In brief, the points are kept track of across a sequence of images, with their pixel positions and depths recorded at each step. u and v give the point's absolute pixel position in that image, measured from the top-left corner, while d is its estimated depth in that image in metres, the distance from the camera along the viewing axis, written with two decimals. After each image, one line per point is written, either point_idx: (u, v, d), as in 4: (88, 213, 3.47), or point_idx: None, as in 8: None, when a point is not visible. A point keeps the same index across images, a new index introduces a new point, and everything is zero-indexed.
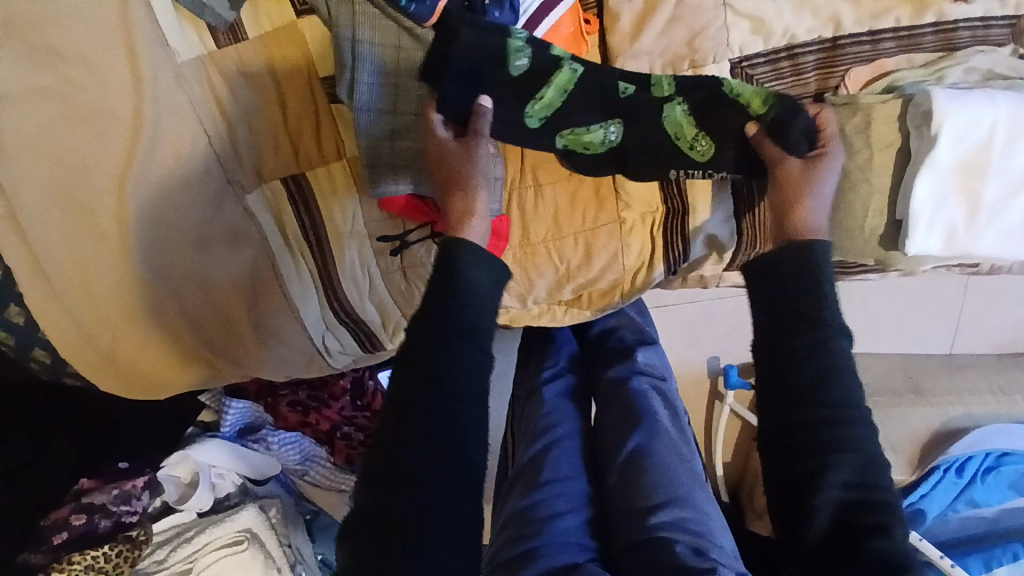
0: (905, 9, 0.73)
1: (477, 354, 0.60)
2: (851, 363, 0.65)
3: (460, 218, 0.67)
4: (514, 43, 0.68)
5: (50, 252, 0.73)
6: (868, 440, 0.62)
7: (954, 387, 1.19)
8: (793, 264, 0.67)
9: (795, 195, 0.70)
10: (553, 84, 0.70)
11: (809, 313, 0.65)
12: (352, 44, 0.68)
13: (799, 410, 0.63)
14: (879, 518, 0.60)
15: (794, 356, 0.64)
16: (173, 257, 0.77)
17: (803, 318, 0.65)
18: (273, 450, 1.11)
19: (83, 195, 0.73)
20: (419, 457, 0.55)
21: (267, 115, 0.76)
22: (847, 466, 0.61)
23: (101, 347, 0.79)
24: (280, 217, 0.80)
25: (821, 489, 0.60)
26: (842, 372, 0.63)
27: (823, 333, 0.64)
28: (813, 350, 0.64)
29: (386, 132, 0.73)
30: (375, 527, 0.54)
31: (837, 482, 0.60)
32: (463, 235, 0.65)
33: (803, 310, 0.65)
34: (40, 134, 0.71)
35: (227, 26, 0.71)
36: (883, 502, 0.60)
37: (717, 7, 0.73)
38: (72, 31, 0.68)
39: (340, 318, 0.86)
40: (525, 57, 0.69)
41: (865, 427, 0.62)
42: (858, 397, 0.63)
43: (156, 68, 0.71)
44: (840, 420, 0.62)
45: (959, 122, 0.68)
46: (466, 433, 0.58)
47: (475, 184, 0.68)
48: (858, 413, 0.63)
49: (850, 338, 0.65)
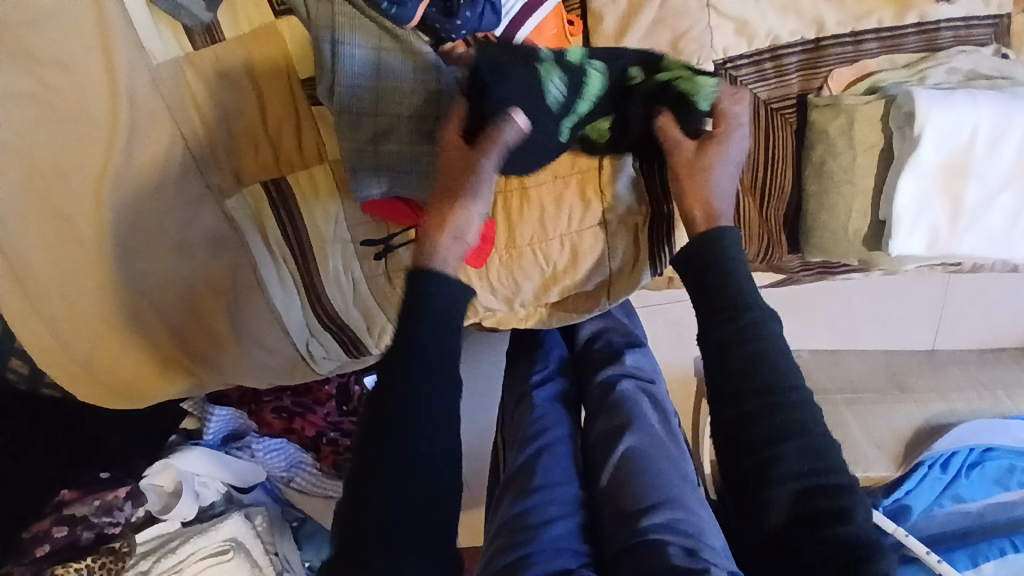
0: (887, 10, 0.74)
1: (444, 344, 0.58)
2: (785, 345, 0.64)
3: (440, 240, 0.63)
4: (545, 70, 0.66)
5: (24, 256, 0.71)
6: (813, 421, 0.60)
7: (937, 384, 1.23)
8: (706, 258, 0.68)
9: (693, 177, 0.70)
10: (585, 95, 0.69)
11: (729, 305, 0.65)
12: (332, 46, 0.66)
13: (734, 403, 0.62)
14: (839, 501, 0.57)
15: (723, 345, 0.63)
16: (151, 263, 0.75)
17: (720, 311, 0.65)
18: (257, 457, 1.12)
19: (61, 200, 0.71)
20: (379, 443, 0.55)
21: (247, 118, 0.73)
22: (793, 453, 0.58)
23: (78, 354, 0.76)
24: (262, 223, 0.78)
25: (772, 482, 0.58)
26: (776, 354, 0.62)
27: (745, 323, 0.63)
28: (737, 340, 0.63)
29: (369, 134, 0.69)
30: (347, 517, 0.54)
31: (788, 472, 0.58)
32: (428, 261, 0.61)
33: (722, 304, 0.65)
34: (11, 137, 0.68)
35: (204, 28, 0.70)
36: (840, 487, 0.57)
37: (701, 9, 0.73)
38: (41, 29, 0.66)
39: (324, 324, 0.85)
40: (558, 79, 0.67)
41: (809, 410, 0.61)
42: (795, 377, 0.62)
43: (133, 70, 0.70)
44: (781, 405, 0.60)
45: (942, 125, 0.68)
46: (447, 425, 0.57)
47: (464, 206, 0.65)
48: (799, 394, 0.61)
49: (777, 318, 0.65)
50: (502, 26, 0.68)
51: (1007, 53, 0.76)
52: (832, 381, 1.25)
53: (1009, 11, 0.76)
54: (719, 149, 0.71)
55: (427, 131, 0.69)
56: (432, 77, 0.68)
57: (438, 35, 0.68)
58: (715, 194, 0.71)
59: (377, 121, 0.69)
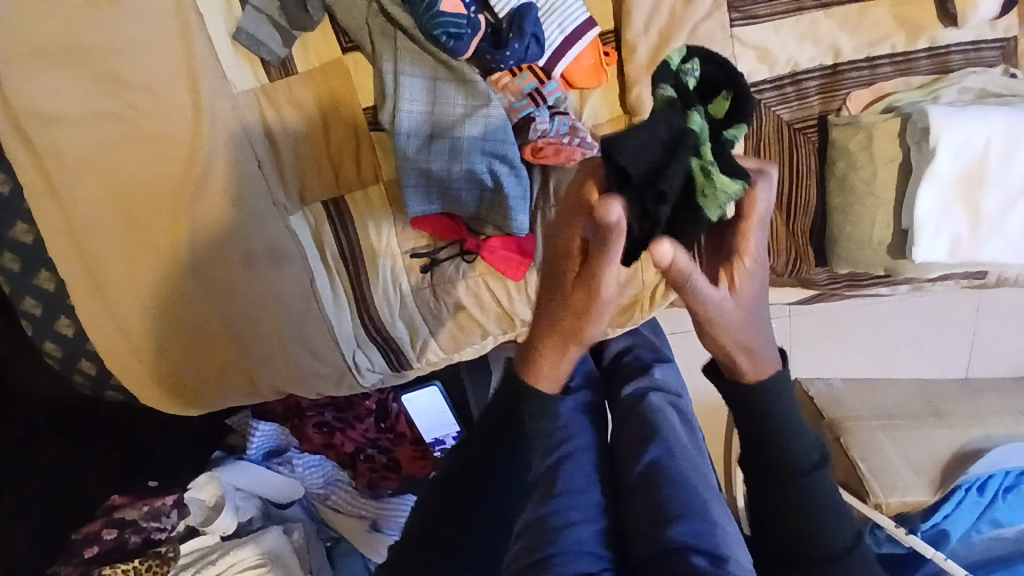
0: (899, 36, 0.78)
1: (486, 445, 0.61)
2: (831, 488, 0.63)
3: (544, 357, 0.57)
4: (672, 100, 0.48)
5: (102, 265, 0.78)
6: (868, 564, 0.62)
7: (975, 412, 1.23)
8: (768, 406, 0.60)
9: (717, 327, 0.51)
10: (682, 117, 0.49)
11: (787, 467, 0.62)
12: (394, 75, 0.73)
13: (780, 547, 0.64)
14: None
15: (768, 494, 0.63)
16: (220, 276, 0.81)
17: (770, 457, 0.62)
18: (297, 472, 1.18)
19: (142, 213, 0.77)
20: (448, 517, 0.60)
21: (312, 144, 0.80)
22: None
23: (147, 359, 0.82)
24: (321, 238, 0.85)
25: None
26: (826, 504, 0.62)
27: (804, 486, 0.61)
28: (796, 499, 0.61)
29: (423, 154, 0.74)
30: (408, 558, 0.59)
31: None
32: (530, 378, 0.59)
33: (778, 458, 0.62)
34: (96, 153, 0.74)
35: (280, 62, 0.77)
36: None
37: (725, 39, 0.76)
38: (128, 56, 0.72)
39: (371, 335, 0.91)
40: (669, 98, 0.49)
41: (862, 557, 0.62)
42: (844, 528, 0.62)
43: (215, 96, 0.75)
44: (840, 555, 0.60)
45: (955, 139, 0.73)
46: (492, 478, 0.61)
47: (587, 320, 0.51)
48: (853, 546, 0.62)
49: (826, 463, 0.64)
50: (545, 57, 0.73)
51: (1016, 73, 0.81)
52: (864, 409, 1.26)
53: (1015, 35, 0.80)
54: (749, 289, 0.51)
55: (478, 149, 0.73)
56: (483, 101, 0.72)
57: (490, 66, 0.73)
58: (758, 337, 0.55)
59: (432, 141, 0.74)
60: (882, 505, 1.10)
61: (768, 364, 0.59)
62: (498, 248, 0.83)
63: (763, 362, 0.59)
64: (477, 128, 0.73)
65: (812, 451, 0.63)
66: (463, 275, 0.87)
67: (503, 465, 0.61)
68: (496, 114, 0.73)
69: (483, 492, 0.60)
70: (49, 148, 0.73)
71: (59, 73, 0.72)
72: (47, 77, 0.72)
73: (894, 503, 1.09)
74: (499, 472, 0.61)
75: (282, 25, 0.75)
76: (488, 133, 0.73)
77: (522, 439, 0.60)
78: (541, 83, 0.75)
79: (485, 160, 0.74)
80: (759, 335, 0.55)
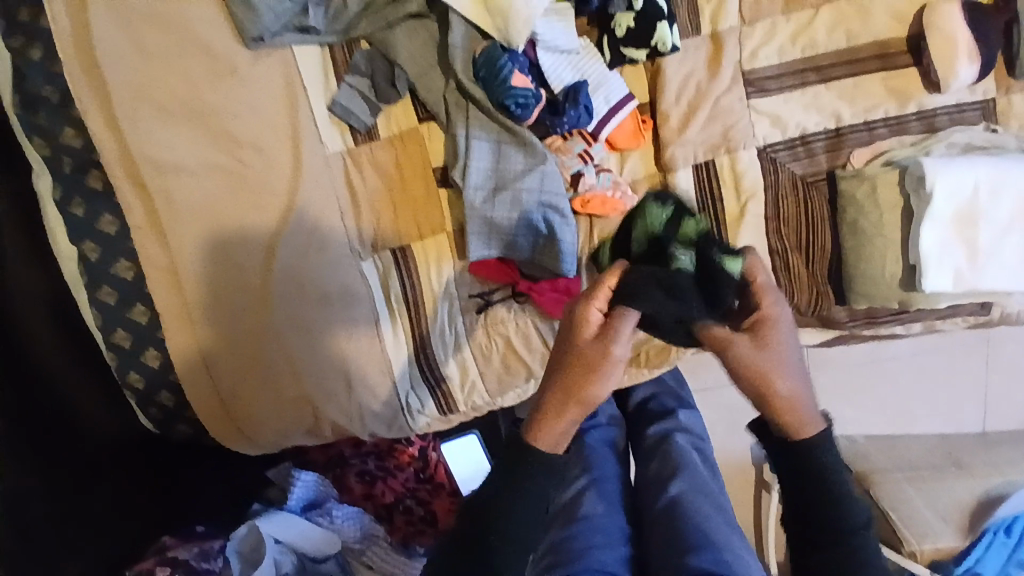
0: (891, 104, 0.92)
1: (502, 484, 0.64)
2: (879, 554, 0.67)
3: (545, 421, 0.63)
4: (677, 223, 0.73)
5: (197, 298, 0.87)
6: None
7: (994, 461, 1.26)
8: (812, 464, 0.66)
9: (759, 377, 0.61)
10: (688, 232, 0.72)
11: (838, 524, 0.66)
12: (466, 138, 0.87)
13: None
14: None
15: (811, 542, 0.67)
16: (300, 311, 0.89)
17: (821, 505, 0.66)
18: (335, 524, 1.10)
19: (236, 254, 0.87)
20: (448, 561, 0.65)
21: (388, 195, 0.92)
22: None
23: (223, 388, 0.89)
24: (387, 283, 0.94)
25: None
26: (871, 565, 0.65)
27: (852, 545, 0.65)
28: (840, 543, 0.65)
29: (488, 206, 0.88)
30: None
31: None
32: (536, 442, 0.64)
33: (823, 514, 0.67)
34: (206, 202, 0.86)
35: (366, 129, 0.90)
36: None
37: (744, 108, 0.90)
38: (242, 119, 0.85)
39: (424, 374, 0.96)
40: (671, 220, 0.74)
41: None
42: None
43: (312, 156, 0.88)
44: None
45: (949, 182, 0.84)
46: (497, 528, 0.64)
47: (594, 377, 0.60)
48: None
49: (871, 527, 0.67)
50: (593, 124, 0.87)
51: (994, 128, 0.94)
52: (888, 462, 1.28)
53: (993, 96, 0.93)
54: (776, 339, 0.61)
55: (535, 200, 0.87)
56: (540, 159, 0.86)
57: (548, 130, 0.88)
58: (796, 385, 0.63)
59: (495, 192, 0.88)
60: (916, 552, 1.13)
61: (813, 417, 0.66)
62: (547, 290, 0.91)
63: (806, 421, 0.65)
64: (535, 181, 0.86)
65: (862, 512, 0.67)
66: (514, 315, 0.95)
67: (503, 509, 0.64)
68: (552, 172, 0.86)
69: (497, 532, 0.64)
70: (165, 196, 0.85)
71: (182, 132, 0.85)
72: (170, 135, 0.85)
73: (927, 549, 1.13)
74: (502, 515, 0.64)
75: (371, 98, 0.88)
76: (544, 187, 0.86)
77: (524, 482, 0.64)
78: (589, 145, 0.88)
79: (541, 210, 0.87)
80: (790, 379, 0.62)
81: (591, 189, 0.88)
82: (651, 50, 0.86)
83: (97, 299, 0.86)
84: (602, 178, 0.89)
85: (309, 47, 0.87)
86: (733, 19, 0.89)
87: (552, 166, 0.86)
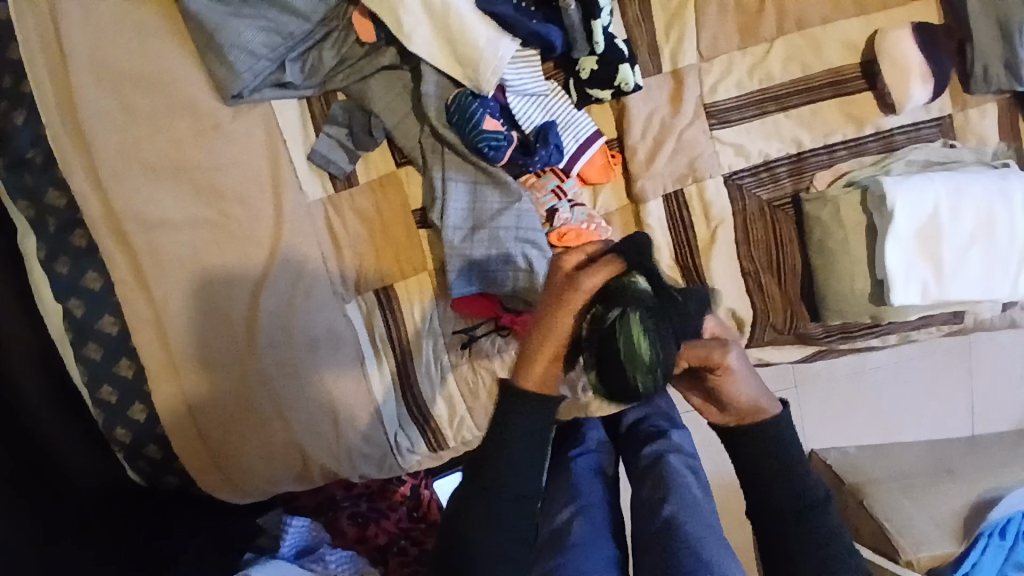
0: (848, 128, 0.96)
1: (468, 498, 0.68)
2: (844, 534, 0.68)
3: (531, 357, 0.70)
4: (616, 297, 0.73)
5: (182, 350, 0.87)
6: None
7: (984, 465, 1.27)
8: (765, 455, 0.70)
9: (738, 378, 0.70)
10: None
11: (798, 503, 0.68)
12: (443, 180, 0.90)
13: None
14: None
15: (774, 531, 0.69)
16: (285, 356, 0.89)
17: (775, 485, 0.69)
18: (330, 570, 1.06)
19: (221, 303, 0.87)
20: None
21: (369, 237, 0.94)
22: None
23: (211, 438, 0.89)
24: (370, 323, 0.95)
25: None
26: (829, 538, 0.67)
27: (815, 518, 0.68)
28: (801, 542, 0.66)
29: (467, 245, 0.90)
30: None
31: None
32: (522, 375, 0.70)
33: (780, 497, 0.69)
34: (190, 253, 0.87)
35: (345, 176, 0.92)
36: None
37: (708, 139, 0.94)
38: (225, 171, 0.87)
39: (411, 412, 0.97)
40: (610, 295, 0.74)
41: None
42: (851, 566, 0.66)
43: (294, 205, 0.90)
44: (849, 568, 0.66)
45: (909, 200, 0.88)
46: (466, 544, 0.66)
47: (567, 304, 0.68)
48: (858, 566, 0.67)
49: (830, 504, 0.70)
50: (564, 160, 0.91)
51: (952, 144, 0.98)
52: (880, 471, 1.29)
53: (948, 113, 0.98)
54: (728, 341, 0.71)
55: (512, 236, 0.89)
56: (515, 198, 0.89)
57: (521, 169, 0.90)
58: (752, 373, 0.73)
59: (473, 231, 0.90)
60: (914, 561, 1.12)
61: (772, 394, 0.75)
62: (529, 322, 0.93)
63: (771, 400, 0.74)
64: (512, 220, 0.89)
65: (817, 486, 0.70)
66: (498, 349, 0.96)
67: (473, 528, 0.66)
68: (528, 211, 0.89)
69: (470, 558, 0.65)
70: (148, 250, 0.86)
71: (164, 188, 0.86)
72: (152, 190, 0.86)
73: (924, 557, 1.12)
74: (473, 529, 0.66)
75: (349, 146, 0.91)
76: (520, 224, 0.89)
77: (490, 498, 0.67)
78: (561, 180, 0.92)
79: (519, 245, 0.89)
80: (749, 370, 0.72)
81: (567, 224, 0.91)
82: (615, 90, 0.90)
83: (82, 355, 0.87)
84: (580, 212, 0.92)
85: (288, 101, 0.90)
86: (693, 56, 0.93)
87: (527, 204, 0.89)
